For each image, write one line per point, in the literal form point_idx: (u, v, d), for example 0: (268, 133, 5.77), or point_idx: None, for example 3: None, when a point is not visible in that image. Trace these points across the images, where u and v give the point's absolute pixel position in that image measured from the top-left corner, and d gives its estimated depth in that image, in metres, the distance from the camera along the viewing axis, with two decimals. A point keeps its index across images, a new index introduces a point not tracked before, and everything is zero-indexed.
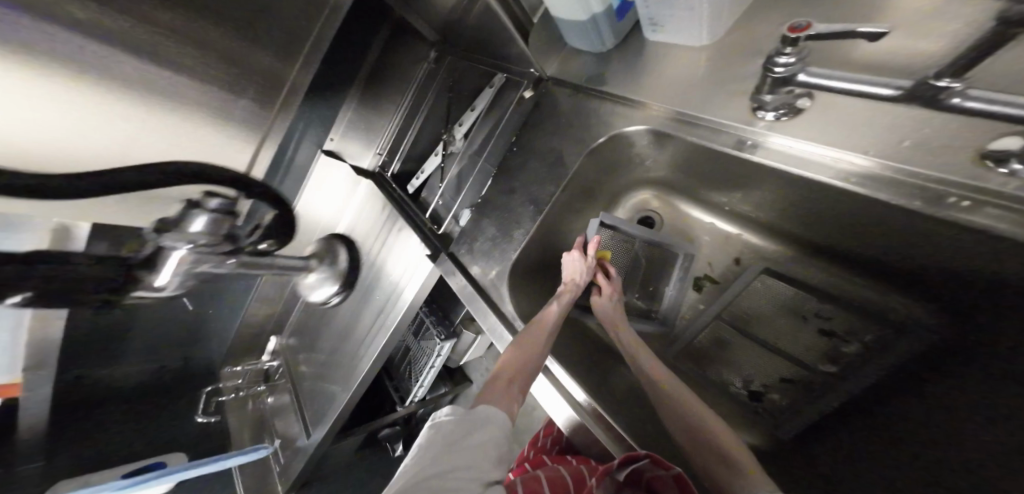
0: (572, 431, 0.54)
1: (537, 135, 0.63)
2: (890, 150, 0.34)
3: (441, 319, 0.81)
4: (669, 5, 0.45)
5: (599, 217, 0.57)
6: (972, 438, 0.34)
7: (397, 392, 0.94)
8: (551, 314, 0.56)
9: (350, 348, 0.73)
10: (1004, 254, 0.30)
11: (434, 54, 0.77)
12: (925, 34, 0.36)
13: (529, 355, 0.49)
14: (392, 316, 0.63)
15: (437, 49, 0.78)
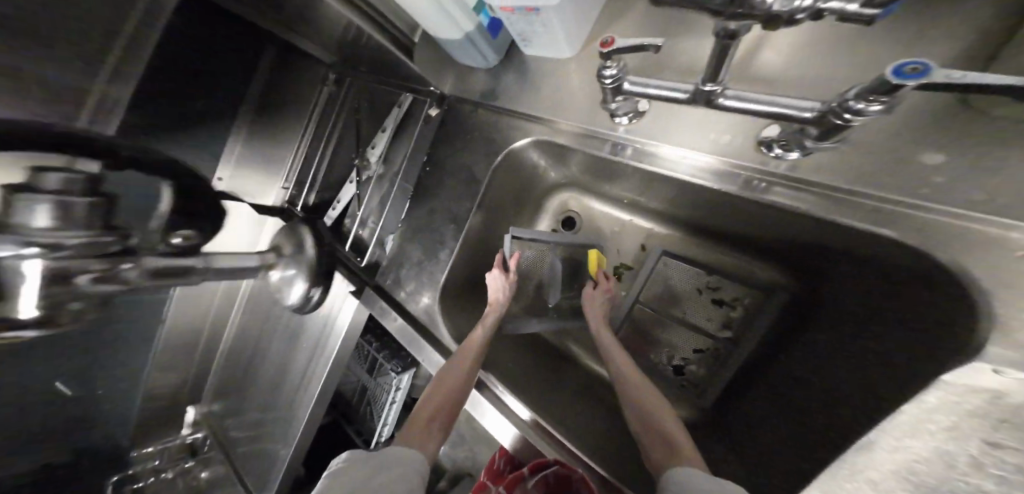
0: (519, 450, 0.51)
1: (446, 151, 0.63)
2: (726, 146, 0.38)
3: (393, 354, 0.99)
4: (528, 22, 0.42)
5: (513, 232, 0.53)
6: (840, 380, 0.39)
7: (359, 435, 1.06)
8: (477, 341, 0.54)
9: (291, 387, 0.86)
10: (821, 229, 0.37)
11: (332, 75, 0.94)
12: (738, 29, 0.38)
13: (452, 383, 0.50)
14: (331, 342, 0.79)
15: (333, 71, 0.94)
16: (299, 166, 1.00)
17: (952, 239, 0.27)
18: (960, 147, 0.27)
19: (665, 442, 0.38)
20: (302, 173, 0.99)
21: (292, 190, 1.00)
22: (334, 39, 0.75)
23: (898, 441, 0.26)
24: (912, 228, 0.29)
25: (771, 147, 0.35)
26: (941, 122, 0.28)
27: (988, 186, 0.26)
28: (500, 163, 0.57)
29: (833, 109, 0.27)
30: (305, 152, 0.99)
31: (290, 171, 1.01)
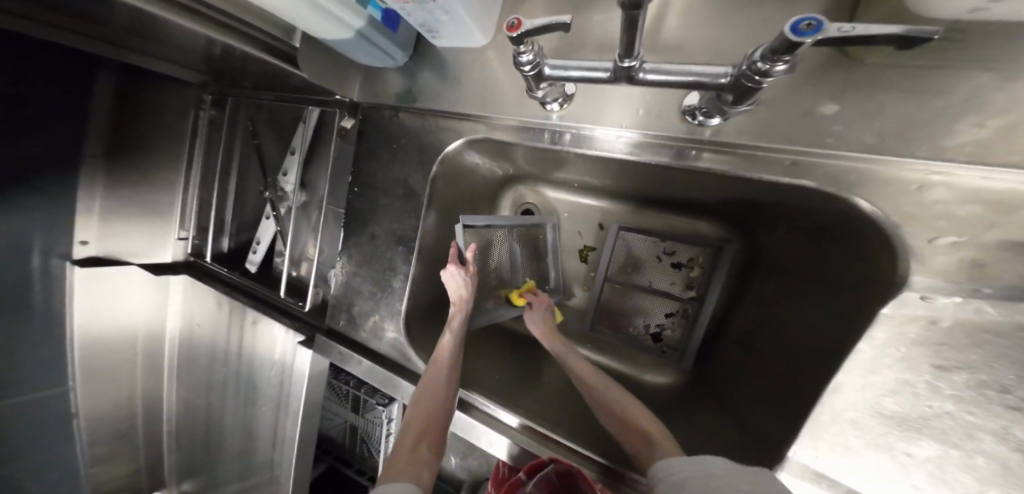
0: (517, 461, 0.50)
1: (374, 167, 0.55)
2: (644, 120, 0.37)
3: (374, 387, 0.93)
4: (426, 10, 0.37)
5: (462, 221, 0.48)
6: (804, 321, 0.42)
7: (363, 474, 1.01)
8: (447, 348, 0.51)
9: (263, 450, 0.77)
10: (766, 190, 0.37)
11: (208, 97, 0.83)
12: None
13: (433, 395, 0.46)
14: (293, 400, 0.70)
15: (208, 91, 0.82)
16: (196, 209, 0.87)
17: (868, 182, 0.29)
18: (847, 94, 0.29)
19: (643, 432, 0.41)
20: (201, 215, 0.87)
21: (193, 238, 0.88)
22: (198, 53, 0.61)
23: (862, 379, 0.31)
24: (830, 180, 0.30)
25: (693, 112, 0.34)
26: (826, 73, 0.29)
27: (878, 128, 0.28)
28: (439, 172, 0.52)
29: (743, 74, 0.24)
30: (197, 193, 0.86)
31: (183, 215, 0.88)
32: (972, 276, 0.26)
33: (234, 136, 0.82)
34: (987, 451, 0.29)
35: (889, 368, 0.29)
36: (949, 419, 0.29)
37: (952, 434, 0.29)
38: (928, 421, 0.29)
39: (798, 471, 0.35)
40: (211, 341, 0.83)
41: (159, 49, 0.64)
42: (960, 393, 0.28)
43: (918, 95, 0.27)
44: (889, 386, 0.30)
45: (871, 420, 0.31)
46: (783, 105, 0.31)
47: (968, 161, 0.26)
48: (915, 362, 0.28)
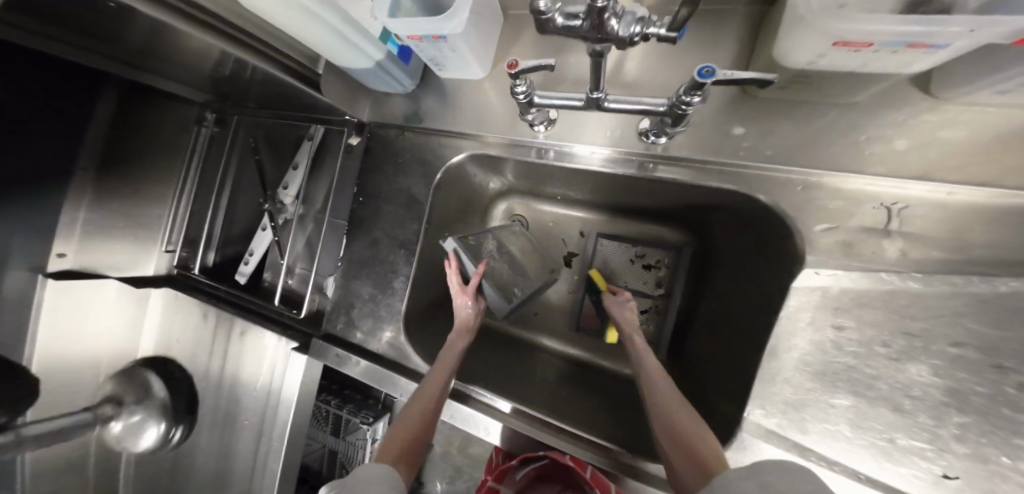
0: (514, 444, 0.55)
1: (377, 180, 0.62)
2: (611, 140, 0.47)
3: (358, 407, 0.93)
4: (438, 48, 0.45)
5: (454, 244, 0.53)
6: (745, 304, 0.52)
7: None
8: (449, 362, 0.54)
9: (241, 470, 0.75)
10: (708, 197, 0.47)
11: (210, 115, 0.87)
12: None
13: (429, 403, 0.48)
14: (280, 413, 0.70)
15: (211, 110, 0.87)
16: (187, 222, 0.88)
17: (773, 186, 0.39)
18: (750, 120, 0.39)
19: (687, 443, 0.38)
20: (192, 229, 0.89)
21: (180, 251, 0.88)
22: (213, 74, 0.67)
23: (790, 342, 0.39)
24: (747, 184, 0.40)
25: (647, 133, 0.44)
26: (737, 106, 0.40)
27: (774, 146, 0.39)
28: (440, 183, 0.59)
29: (674, 105, 0.33)
30: (190, 208, 0.88)
31: (172, 230, 0.88)
32: (850, 254, 0.36)
33: (232, 152, 0.86)
34: (882, 392, 0.36)
35: (804, 331, 0.38)
36: (853, 370, 0.37)
37: (856, 381, 0.37)
38: (839, 373, 0.37)
39: (752, 431, 0.40)
40: (189, 357, 0.81)
41: (175, 71, 0.69)
42: (856, 349, 0.37)
43: (798, 123, 0.38)
44: (806, 346, 0.38)
45: (799, 377, 0.39)
46: (709, 128, 0.41)
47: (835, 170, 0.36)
48: (820, 324, 0.37)
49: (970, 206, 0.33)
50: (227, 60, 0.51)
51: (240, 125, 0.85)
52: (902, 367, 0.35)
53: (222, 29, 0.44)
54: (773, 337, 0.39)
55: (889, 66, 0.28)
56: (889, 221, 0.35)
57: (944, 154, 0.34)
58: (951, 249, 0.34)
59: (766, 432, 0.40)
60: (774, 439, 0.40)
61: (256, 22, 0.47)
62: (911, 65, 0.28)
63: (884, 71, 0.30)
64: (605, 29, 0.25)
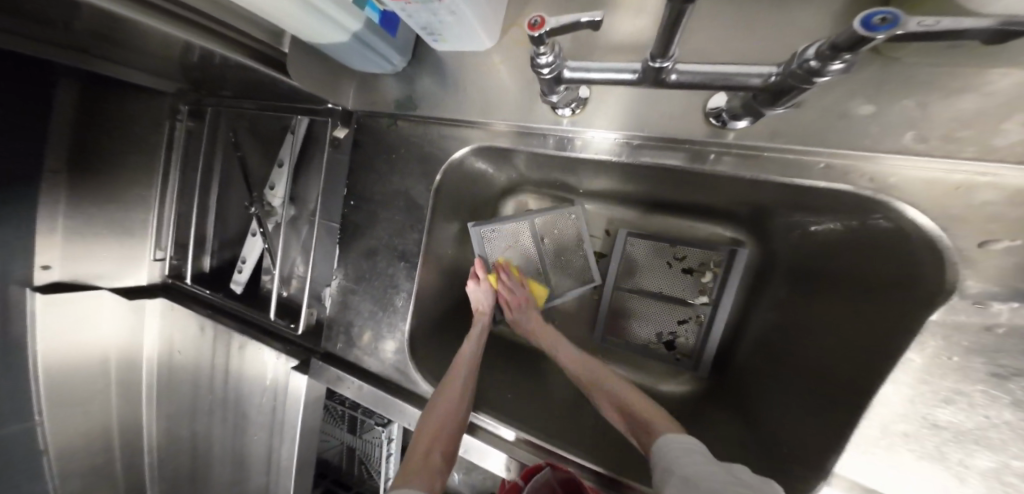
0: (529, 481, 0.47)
1: (370, 179, 0.52)
2: (660, 124, 0.36)
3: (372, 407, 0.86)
4: (430, 10, 0.34)
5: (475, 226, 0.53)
6: (829, 325, 0.41)
7: None
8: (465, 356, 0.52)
9: (254, 482, 0.72)
10: (786, 195, 0.37)
11: (183, 107, 0.78)
12: (654, 9, 0.36)
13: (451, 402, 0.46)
14: (286, 427, 0.66)
15: (183, 101, 0.78)
16: (174, 226, 0.81)
17: (900, 185, 0.29)
18: (882, 94, 0.28)
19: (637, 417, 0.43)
20: (181, 233, 0.82)
21: (170, 258, 0.82)
22: (170, 61, 0.56)
23: (914, 391, 0.30)
24: (860, 181, 0.29)
25: (716, 114, 0.33)
26: (860, 74, 0.29)
27: (919, 128, 0.27)
28: (442, 182, 0.49)
29: (795, 72, 0.22)
30: (177, 210, 0.81)
31: (160, 235, 0.81)
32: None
33: (214, 147, 0.78)
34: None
35: (944, 378, 0.29)
36: (1009, 431, 0.29)
37: (1013, 445, 0.29)
38: (987, 432, 0.29)
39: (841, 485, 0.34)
40: (192, 368, 0.77)
41: (128, 56, 0.58)
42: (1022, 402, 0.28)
43: (953, 94, 0.27)
44: (941, 396, 0.29)
45: (924, 432, 0.31)
46: (813, 104, 0.30)
47: (1019, 160, 0.25)
48: (971, 371, 0.28)
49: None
50: (166, 40, 0.41)
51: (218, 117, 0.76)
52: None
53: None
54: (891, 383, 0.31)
55: None
56: None
57: None
58: None
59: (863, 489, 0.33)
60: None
61: None
62: None
63: None
64: None
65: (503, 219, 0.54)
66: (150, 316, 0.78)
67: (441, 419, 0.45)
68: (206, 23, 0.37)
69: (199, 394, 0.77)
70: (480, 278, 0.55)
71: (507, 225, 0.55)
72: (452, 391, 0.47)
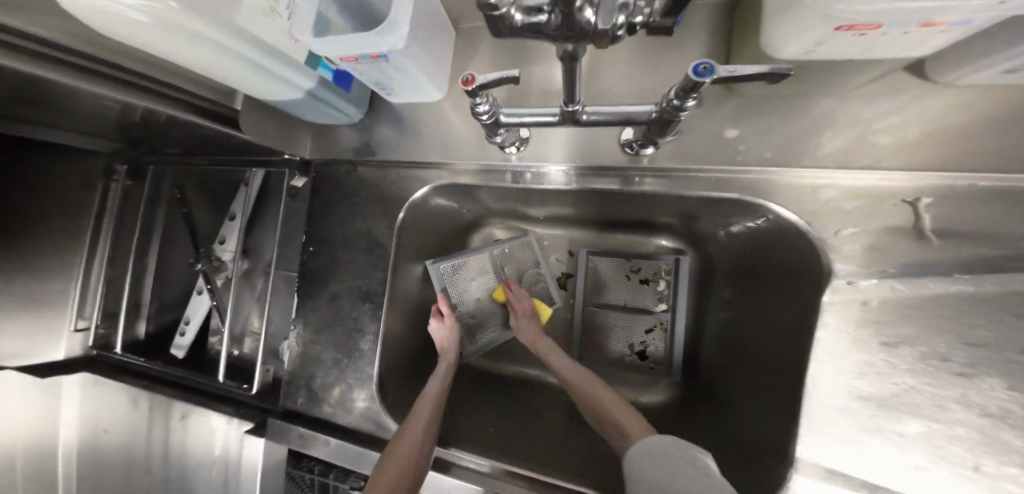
0: None
1: (330, 224, 0.53)
2: (590, 155, 0.42)
3: None
4: (379, 70, 0.39)
5: (432, 263, 0.55)
6: (765, 315, 0.47)
7: None
8: (428, 397, 0.50)
9: None
10: (705, 207, 0.43)
11: (121, 166, 0.75)
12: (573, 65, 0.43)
13: (411, 450, 0.44)
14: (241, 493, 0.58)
15: (121, 160, 0.75)
16: (104, 291, 0.74)
17: (781, 192, 0.36)
18: (741, 122, 0.36)
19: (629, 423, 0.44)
20: (115, 298, 0.75)
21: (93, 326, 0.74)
22: (109, 119, 0.55)
23: (835, 367, 0.35)
24: (749, 190, 0.36)
25: (631, 145, 0.39)
26: (725, 107, 0.37)
27: (773, 147, 0.36)
28: (405, 220, 0.51)
29: (666, 110, 0.28)
30: (107, 274, 0.74)
31: (84, 305, 0.74)
32: (885, 263, 0.33)
33: (157, 205, 0.75)
34: (964, 420, 0.32)
35: (851, 351, 0.34)
36: (917, 393, 0.33)
37: (925, 406, 0.33)
38: (901, 397, 0.34)
39: (810, 472, 0.35)
40: (122, 448, 0.67)
41: (62, 116, 0.56)
42: (912, 366, 0.33)
43: (795, 123, 0.35)
44: (856, 368, 0.34)
45: (856, 405, 0.35)
46: (701, 132, 0.37)
47: (841, 168, 0.34)
48: (867, 341, 0.34)
49: (997, 188, 0.31)
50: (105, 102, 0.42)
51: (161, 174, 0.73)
52: (978, 383, 0.32)
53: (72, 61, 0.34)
54: (816, 362, 0.35)
55: (903, 49, 0.27)
56: (916, 220, 0.33)
57: (966, 137, 0.32)
58: (993, 241, 0.31)
59: (828, 473, 0.35)
60: (839, 479, 0.35)
61: (135, 55, 0.37)
62: (920, 49, 0.26)
63: (893, 55, 0.28)
64: (577, 23, 0.18)
65: (456, 255, 0.56)
66: (67, 393, 0.69)
67: (396, 468, 0.42)
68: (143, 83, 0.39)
69: (130, 477, 0.67)
70: (442, 315, 0.55)
71: (471, 259, 0.58)
72: (412, 434, 0.45)
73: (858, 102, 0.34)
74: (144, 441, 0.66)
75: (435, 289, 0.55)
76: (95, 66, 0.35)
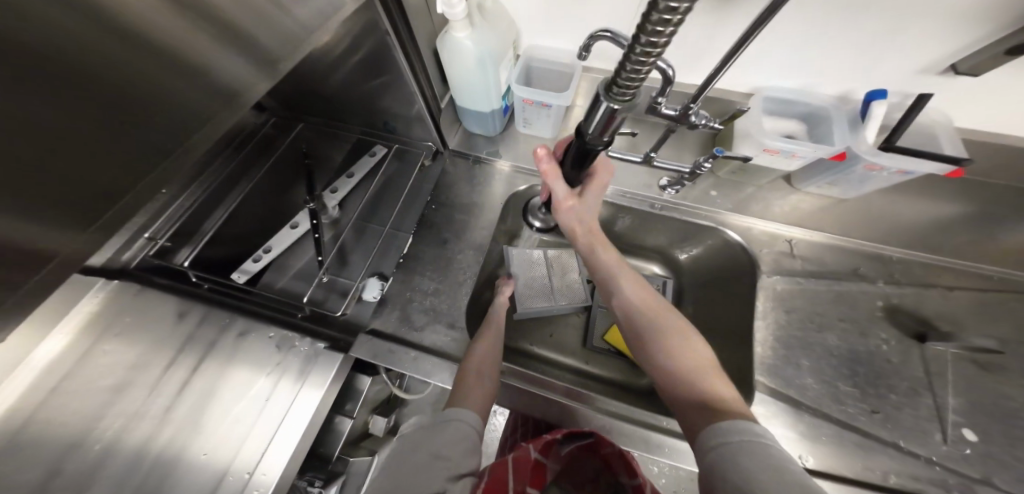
0: (549, 415, 0.60)
1: (450, 193, 0.77)
2: (636, 187, 0.72)
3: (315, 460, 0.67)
4: (538, 116, 0.74)
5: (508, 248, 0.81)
6: (726, 314, 0.69)
7: None
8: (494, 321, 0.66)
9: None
10: (687, 236, 0.74)
11: (274, 120, 0.81)
12: (628, 143, 0.77)
13: (489, 346, 0.59)
14: (292, 412, 0.53)
15: (278, 116, 0.81)
16: (186, 217, 0.66)
17: (731, 226, 0.69)
18: (715, 189, 0.71)
19: (697, 403, 0.42)
20: (201, 231, 0.68)
21: (164, 242, 0.64)
22: (286, 90, 0.71)
23: (762, 322, 0.62)
24: (716, 222, 0.69)
25: (666, 187, 0.70)
26: (706, 181, 0.72)
27: (731, 204, 0.70)
28: (508, 204, 0.79)
29: (695, 167, 0.60)
30: (200, 198, 0.68)
31: (163, 227, 0.64)
32: (780, 268, 0.65)
33: (271, 152, 0.79)
34: (827, 354, 0.59)
35: (770, 314, 0.62)
36: (810, 342, 0.60)
37: (815, 348, 0.59)
38: (803, 345, 0.60)
39: (761, 388, 0.57)
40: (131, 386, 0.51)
41: (278, 90, 0.71)
42: (800, 325, 0.61)
43: (736, 195, 0.71)
44: (776, 324, 0.61)
45: (777, 346, 0.60)
46: (695, 190, 0.71)
47: (759, 217, 0.68)
48: (778, 311, 0.62)
49: (826, 241, 0.66)
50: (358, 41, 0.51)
51: (303, 133, 0.82)
52: (824, 336, 0.60)
53: (399, 41, 0.52)
54: (752, 318, 0.62)
55: (779, 165, 0.63)
56: (791, 249, 0.66)
57: (804, 216, 0.68)
58: (818, 263, 0.65)
59: (771, 388, 0.57)
60: (777, 394, 0.56)
61: (427, 48, 0.60)
62: (789, 163, 0.62)
63: (782, 166, 0.64)
64: (687, 119, 0.52)
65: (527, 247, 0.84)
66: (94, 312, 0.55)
67: (484, 357, 0.57)
68: (416, 62, 0.58)
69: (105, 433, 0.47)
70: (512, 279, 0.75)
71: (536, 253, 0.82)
72: (488, 339, 0.61)
73: (761, 193, 0.70)
74: (168, 371, 0.53)
75: (510, 268, 0.79)
76: (405, 42, 0.54)
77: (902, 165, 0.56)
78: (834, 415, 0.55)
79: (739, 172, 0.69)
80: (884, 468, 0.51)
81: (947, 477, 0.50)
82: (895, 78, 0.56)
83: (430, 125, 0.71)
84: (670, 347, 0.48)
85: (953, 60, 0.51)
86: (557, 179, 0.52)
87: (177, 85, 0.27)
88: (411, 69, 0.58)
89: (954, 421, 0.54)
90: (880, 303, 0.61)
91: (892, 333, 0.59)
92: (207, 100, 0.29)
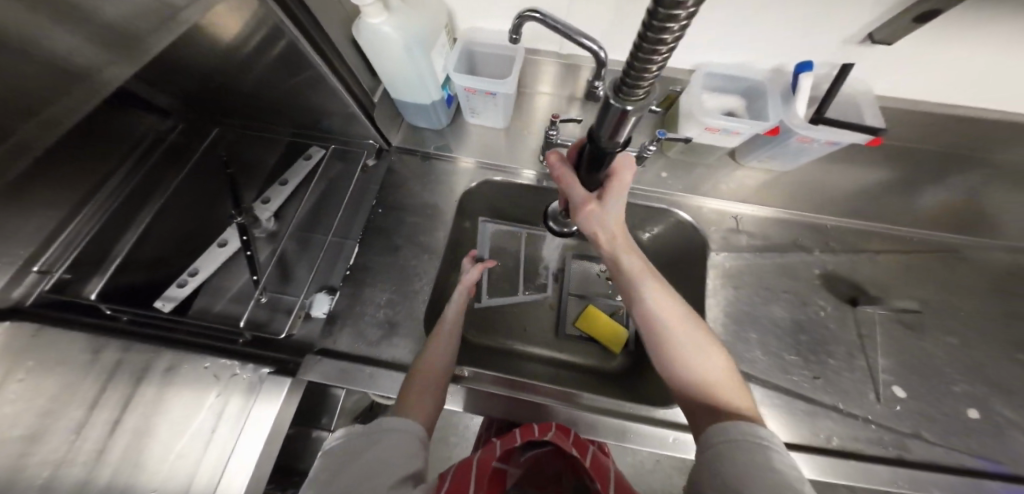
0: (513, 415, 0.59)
1: (398, 194, 0.73)
2: None
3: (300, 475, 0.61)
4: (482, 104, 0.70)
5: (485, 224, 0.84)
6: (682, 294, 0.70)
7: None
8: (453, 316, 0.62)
9: None
10: (643, 220, 0.74)
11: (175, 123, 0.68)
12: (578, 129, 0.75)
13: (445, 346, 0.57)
14: (239, 442, 0.47)
15: None
16: (91, 241, 0.59)
17: (683, 208, 0.69)
18: (666, 170, 0.71)
19: (710, 408, 0.43)
20: (110, 257, 0.61)
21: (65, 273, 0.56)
22: (193, 92, 0.63)
23: (714, 300, 0.63)
24: (669, 206, 0.69)
25: None
26: (658, 162, 0.72)
27: (681, 185, 0.70)
28: (463, 199, 0.75)
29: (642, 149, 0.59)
30: (103, 221, 0.60)
31: (60, 255, 0.56)
32: (729, 246, 0.66)
33: (187, 163, 0.71)
34: (775, 325, 0.61)
35: (721, 292, 0.64)
36: (758, 315, 0.62)
37: (763, 321, 0.62)
38: (752, 319, 0.62)
39: None
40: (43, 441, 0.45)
41: (183, 93, 0.63)
42: (750, 299, 0.63)
43: (686, 175, 0.71)
44: (727, 301, 0.63)
45: (730, 322, 0.62)
46: (648, 174, 0.71)
47: (708, 197, 0.69)
48: (728, 288, 0.64)
49: (771, 216, 0.68)
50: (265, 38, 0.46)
51: (223, 140, 0.74)
52: (772, 308, 0.63)
53: (309, 45, 0.47)
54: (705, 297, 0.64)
55: (721, 142, 0.63)
56: (739, 226, 0.67)
57: (750, 193, 0.69)
58: (764, 238, 0.67)
59: None
60: None
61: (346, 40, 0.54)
62: (731, 141, 0.62)
63: (723, 142, 0.64)
64: None
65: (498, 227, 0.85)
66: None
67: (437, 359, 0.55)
68: (335, 58, 0.53)
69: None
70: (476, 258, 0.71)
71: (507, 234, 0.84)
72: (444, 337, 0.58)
73: (710, 172, 0.71)
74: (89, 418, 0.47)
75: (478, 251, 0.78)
76: (320, 42, 0.49)
77: (829, 137, 0.57)
78: (782, 386, 0.57)
79: (686, 151, 0.70)
80: (827, 432, 0.54)
81: (881, 434, 0.54)
82: (823, 50, 0.56)
83: (365, 123, 0.66)
84: (683, 359, 0.47)
85: (870, 29, 0.52)
86: (574, 185, 0.49)
87: (8, 68, 0.24)
88: (332, 66, 0.53)
89: (886, 380, 0.58)
90: (819, 272, 0.64)
91: (830, 300, 0.63)
92: (54, 82, 0.26)
